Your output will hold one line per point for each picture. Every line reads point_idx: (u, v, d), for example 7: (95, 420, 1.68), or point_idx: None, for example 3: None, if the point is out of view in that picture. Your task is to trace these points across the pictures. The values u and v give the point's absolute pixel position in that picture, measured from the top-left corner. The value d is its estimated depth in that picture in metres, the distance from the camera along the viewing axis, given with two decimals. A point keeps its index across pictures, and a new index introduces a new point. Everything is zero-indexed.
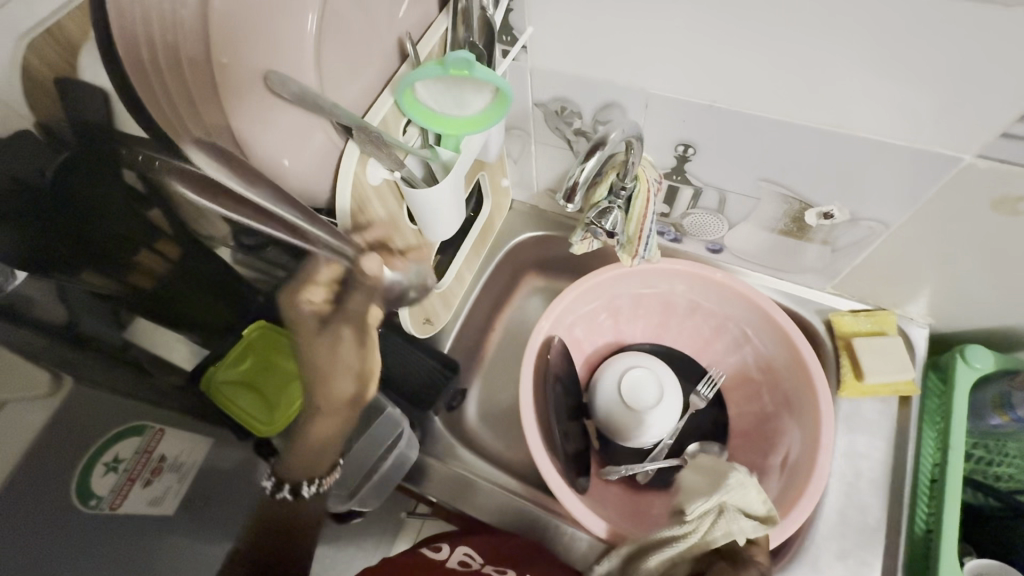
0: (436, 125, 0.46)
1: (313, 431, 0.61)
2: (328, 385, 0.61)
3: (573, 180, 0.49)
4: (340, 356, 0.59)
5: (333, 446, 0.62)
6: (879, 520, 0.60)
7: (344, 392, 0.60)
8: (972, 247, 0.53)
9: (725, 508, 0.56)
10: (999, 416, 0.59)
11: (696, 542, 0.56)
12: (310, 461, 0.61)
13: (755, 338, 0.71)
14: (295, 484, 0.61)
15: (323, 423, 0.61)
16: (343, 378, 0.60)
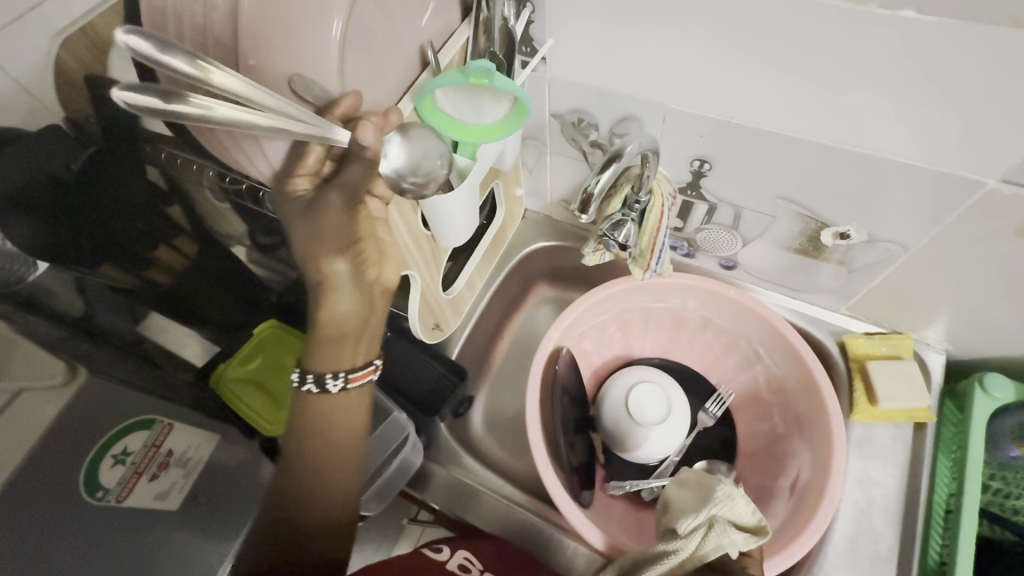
0: (453, 132, 0.46)
1: (325, 317, 0.47)
2: (318, 270, 0.46)
3: (588, 192, 0.49)
4: (330, 230, 0.45)
5: (347, 343, 0.48)
6: (891, 550, 0.58)
7: (335, 267, 0.46)
8: (992, 273, 0.52)
9: (715, 522, 0.52)
10: (1018, 447, 0.58)
11: (686, 559, 0.52)
12: (336, 348, 0.48)
13: (766, 357, 0.71)
14: (319, 375, 0.48)
15: (332, 306, 0.47)
16: (333, 256, 0.45)
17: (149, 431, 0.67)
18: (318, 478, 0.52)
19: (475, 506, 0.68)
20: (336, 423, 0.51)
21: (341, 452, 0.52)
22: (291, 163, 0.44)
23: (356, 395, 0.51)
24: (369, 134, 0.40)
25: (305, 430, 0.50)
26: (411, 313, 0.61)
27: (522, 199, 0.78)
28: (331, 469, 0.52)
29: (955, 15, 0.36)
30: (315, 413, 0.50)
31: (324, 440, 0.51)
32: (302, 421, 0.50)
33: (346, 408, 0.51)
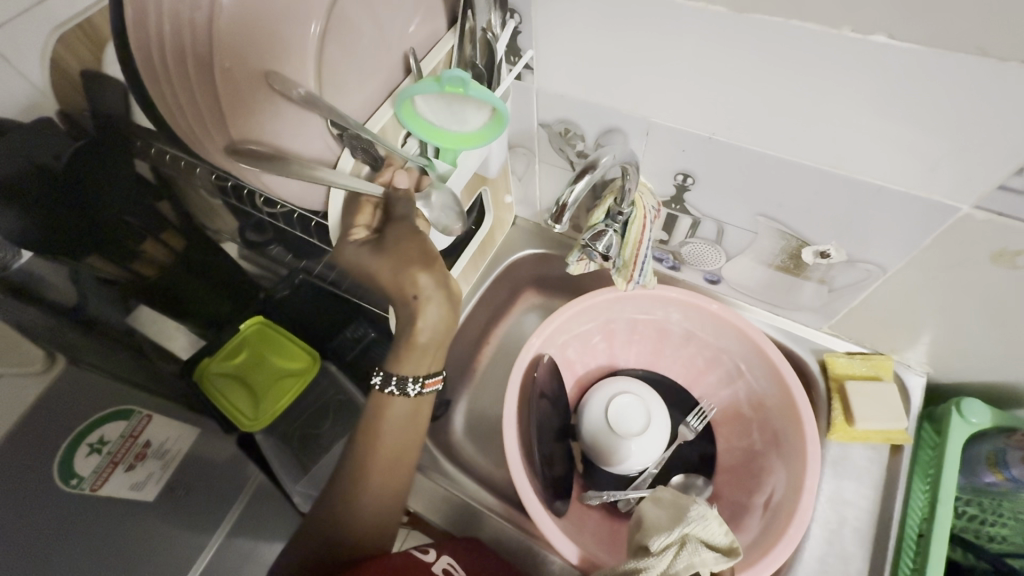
0: (433, 139, 0.48)
1: (415, 327, 0.50)
2: (408, 287, 0.49)
3: (561, 202, 0.48)
4: (408, 255, 0.48)
5: (427, 352, 0.51)
6: (861, 572, 0.57)
7: (418, 286, 0.49)
8: (970, 300, 0.52)
9: (687, 540, 0.52)
10: (993, 473, 0.57)
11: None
12: (421, 355, 0.51)
13: (748, 373, 0.71)
14: (400, 380, 0.51)
15: (418, 319, 0.50)
16: (415, 274, 0.48)
17: (126, 422, 0.65)
18: (384, 485, 0.53)
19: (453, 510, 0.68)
20: (408, 426, 0.53)
21: (406, 456, 0.54)
22: (348, 215, 0.49)
23: (426, 401, 0.54)
24: (404, 179, 0.49)
25: (375, 438, 0.52)
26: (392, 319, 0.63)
27: (512, 206, 0.79)
28: (394, 476, 0.54)
29: (929, 41, 0.36)
30: (388, 419, 0.52)
31: (396, 446, 0.53)
32: (372, 430, 0.53)
33: (417, 413, 0.54)
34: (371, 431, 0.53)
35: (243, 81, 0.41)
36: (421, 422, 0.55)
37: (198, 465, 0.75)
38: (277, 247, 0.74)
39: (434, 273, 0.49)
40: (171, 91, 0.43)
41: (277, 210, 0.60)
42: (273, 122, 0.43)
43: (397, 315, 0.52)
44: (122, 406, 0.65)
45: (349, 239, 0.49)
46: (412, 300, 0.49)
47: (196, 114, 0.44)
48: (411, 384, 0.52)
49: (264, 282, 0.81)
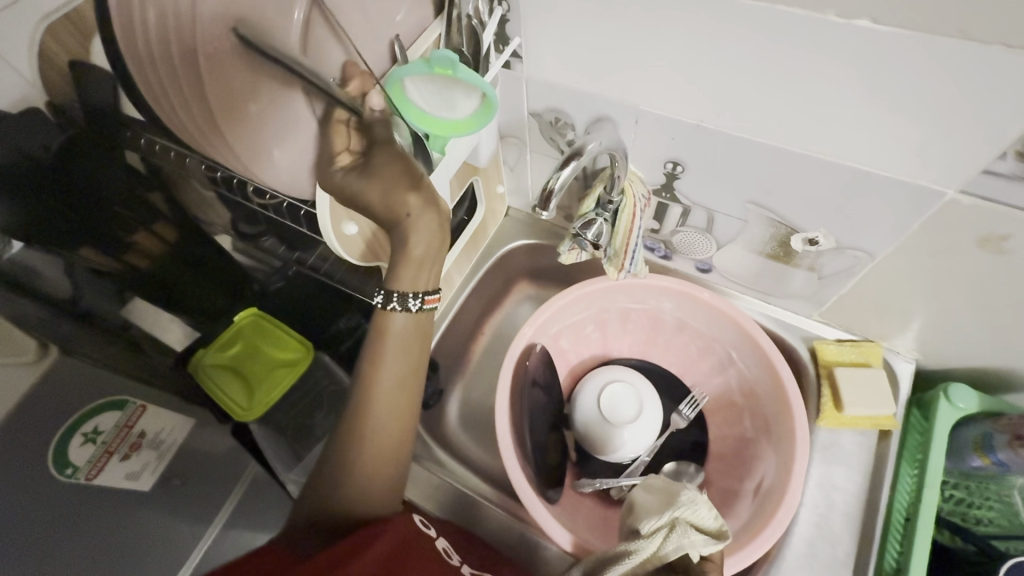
0: (422, 124, 0.47)
1: (409, 246, 0.48)
2: (398, 207, 0.46)
3: (549, 188, 0.47)
4: (392, 177, 0.45)
5: (423, 266, 0.49)
6: (849, 555, 0.58)
7: (401, 207, 0.46)
8: (960, 286, 0.52)
9: (677, 523, 0.53)
10: (980, 458, 0.57)
11: (648, 558, 0.52)
12: (415, 272, 0.49)
13: (739, 361, 0.71)
14: (402, 295, 0.49)
15: (407, 242, 0.48)
16: (403, 197, 0.46)
17: (120, 412, 0.66)
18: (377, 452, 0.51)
19: (445, 499, 0.68)
20: (411, 348, 0.51)
21: (403, 409, 0.51)
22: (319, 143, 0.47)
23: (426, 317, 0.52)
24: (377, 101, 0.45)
25: (377, 364, 0.50)
26: None
27: (505, 196, 0.80)
28: (387, 441, 0.51)
29: (910, 25, 0.36)
30: (391, 341, 0.50)
31: (398, 371, 0.50)
32: (373, 360, 0.50)
33: (420, 328, 0.51)
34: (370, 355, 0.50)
35: (232, 85, 0.43)
36: (417, 349, 0.52)
37: (194, 457, 0.76)
38: (270, 239, 0.76)
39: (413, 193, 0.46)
40: (155, 77, 0.44)
41: (268, 201, 0.60)
42: (256, 108, 0.44)
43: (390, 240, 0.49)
44: (114, 397, 0.64)
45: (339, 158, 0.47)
46: (404, 220, 0.46)
47: (179, 96, 0.45)
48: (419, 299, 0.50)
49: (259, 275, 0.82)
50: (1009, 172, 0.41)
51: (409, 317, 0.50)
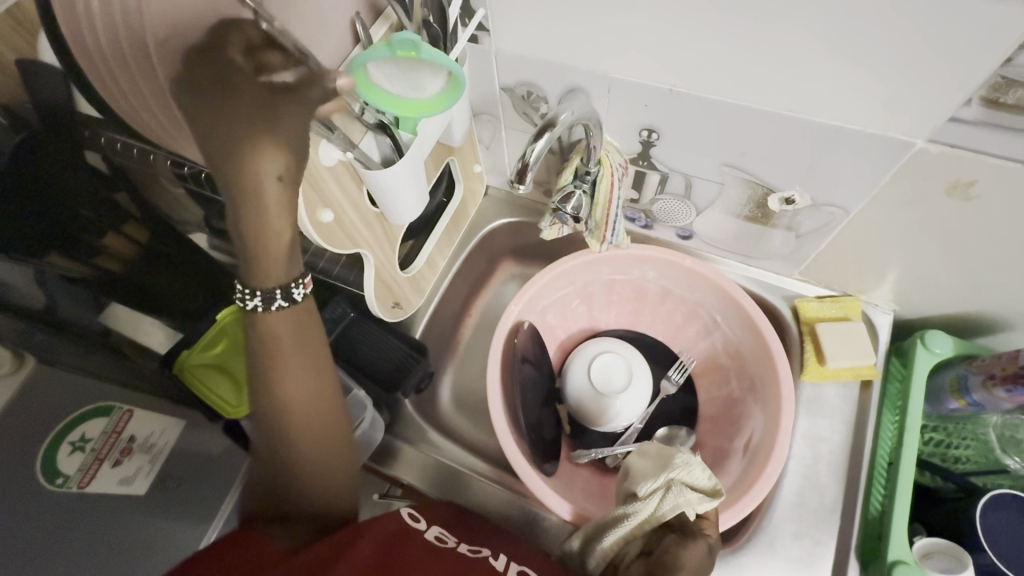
0: (391, 107, 0.45)
1: (261, 219, 0.42)
2: (253, 168, 0.40)
3: (523, 160, 0.47)
4: (260, 123, 0.39)
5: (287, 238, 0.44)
6: (835, 501, 0.59)
7: (270, 166, 0.40)
8: (932, 235, 0.54)
9: (672, 484, 0.55)
10: (956, 400, 0.58)
11: (644, 520, 0.54)
12: (281, 259, 0.45)
13: (723, 324, 0.72)
14: (283, 290, 0.46)
15: (264, 214, 0.42)
16: (262, 151, 0.39)
17: (107, 419, 0.67)
18: (316, 446, 0.51)
19: (442, 478, 0.69)
20: (301, 346, 0.48)
21: (315, 404, 0.50)
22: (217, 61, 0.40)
23: (309, 307, 0.49)
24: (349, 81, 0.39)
25: (276, 375, 0.48)
26: (366, 293, 0.61)
27: (482, 175, 0.79)
28: (324, 433, 0.51)
29: None
30: (278, 341, 0.47)
31: (298, 373, 0.48)
32: (268, 365, 0.47)
33: (306, 320, 0.48)
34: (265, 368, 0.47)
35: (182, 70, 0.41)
36: (316, 334, 0.50)
37: None
38: None
39: (281, 152, 0.40)
40: (107, 70, 0.43)
41: None
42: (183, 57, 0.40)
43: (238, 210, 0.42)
44: (97, 403, 0.66)
45: (255, 83, 0.39)
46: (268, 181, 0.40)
47: (137, 96, 0.45)
48: (298, 288, 0.47)
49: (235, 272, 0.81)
50: (976, 119, 0.41)
51: (293, 310, 0.47)
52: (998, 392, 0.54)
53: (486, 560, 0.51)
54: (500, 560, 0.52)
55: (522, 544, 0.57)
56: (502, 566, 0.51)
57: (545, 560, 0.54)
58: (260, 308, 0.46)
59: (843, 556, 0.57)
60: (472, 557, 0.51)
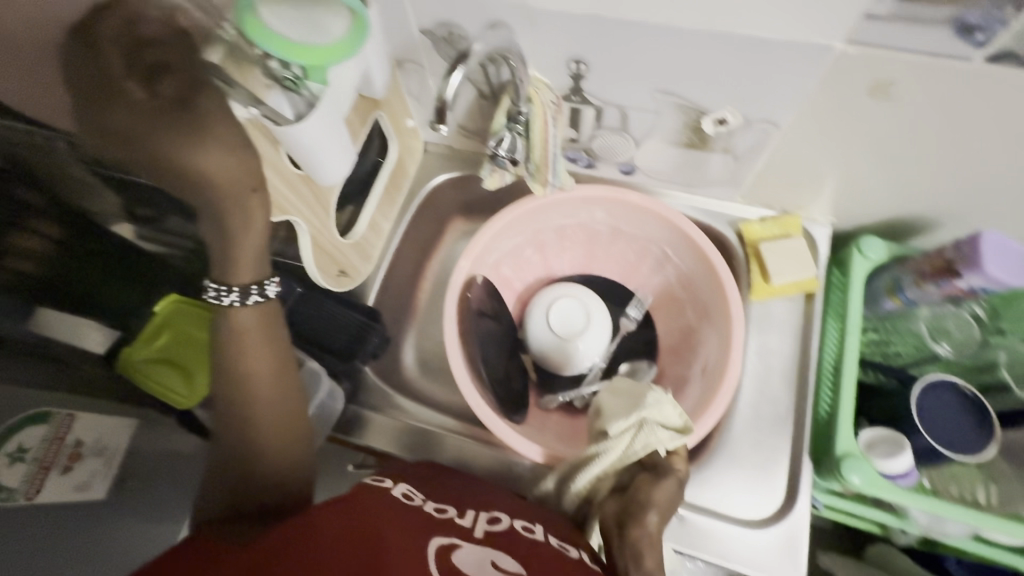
0: (295, 54, 0.42)
1: (242, 228, 0.46)
2: (225, 182, 0.44)
3: (441, 100, 0.44)
4: (224, 136, 0.42)
5: (262, 241, 0.49)
6: (788, 409, 0.62)
7: (242, 179, 0.44)
8: (858, 142, 0.55)
9: (645, 423, 0.56)
10: (891, 299, 0.61)
11: (617, 459, 0.55)
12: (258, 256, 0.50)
13: (674, 256, 0.73)
14: (243, 288, 0.50)
15: (246, 221, 0.46)
16: (224, 159, 0.43)
17: (46, 425, 0.62)
18: (276, 440, 0.53)
19: (412, 441, 0.69)
20: (266, 341, 0.53)
21: (286, 391, 0.54)
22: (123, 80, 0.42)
23: (271, 307, 0.53)
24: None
25: (245, 365, 0.52)
26: (306, 263, 0.59)
27: (417, 130, 0.76)
28: (285, 427, 0.54)
29: None
30: (246, 334, 0.52)
31: (268, 364, 0.53)
32: (238, 355, 0.52)
33: (266, 321, 0.53)
34: (233, 365, 0.52)
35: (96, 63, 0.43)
36: (280, 333, 0.54)
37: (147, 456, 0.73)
38: (170, 218, 0.70)
39: (244, 160, 0.43)
40: None
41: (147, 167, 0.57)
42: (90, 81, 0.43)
43: (220, 222, 0.47)
44: (34, 409, 0.61)
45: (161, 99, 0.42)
46: (246, 195, 0.45)
47: None
48: (269, 286, 0.52)
49: (175, 260, 0.75)
50: (890, 14, 0.41)
51: (259, 308, 0.52)
52: (930, 287, 0.56)
53: (454, 520, 0.48)
54: (468, 516, 0.49)
55: (500, 492, 0.57)
56: (470, 522, 0.48)
57: (524, 504, 0.55)
58: (234, 302, 0.50)
59: (797, 458, 0.60)
60: (438, 516, 0.48)
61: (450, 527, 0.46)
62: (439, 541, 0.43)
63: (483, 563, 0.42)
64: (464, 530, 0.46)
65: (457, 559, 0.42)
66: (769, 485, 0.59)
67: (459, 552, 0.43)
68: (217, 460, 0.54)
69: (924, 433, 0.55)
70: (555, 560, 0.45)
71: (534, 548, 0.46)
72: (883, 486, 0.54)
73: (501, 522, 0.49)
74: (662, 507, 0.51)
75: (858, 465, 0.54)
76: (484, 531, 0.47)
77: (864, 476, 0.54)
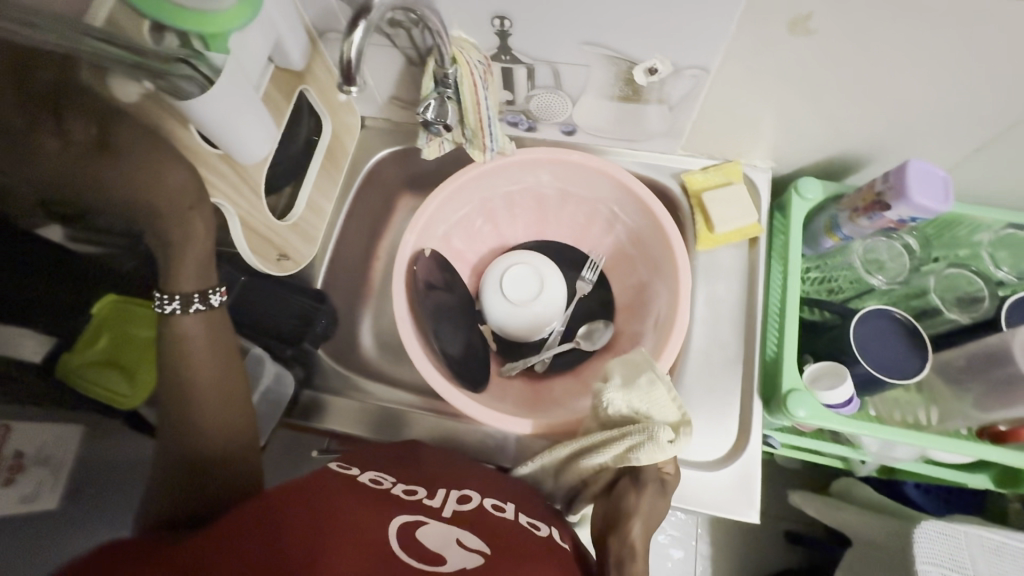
0: (215, 23, 0.41)
1: (182, 242, 0.51)
2: (164, 196, 0.48)
3: (345, 58, 0.43)
4: (150, 153, 0.46)
5: (205, 248, 0.52)
6: (737, 352, 0.64)
7: (181, 195, 0.48)
8: (785, 81, 0.55)
9: (653, 432, 0.51)
10: (830, 238, 0.62)
11: (614, 460, 0.54)
12: (201, 263, 0.52)
13: (622, 215, 0.73)
14: (187, 296, 0.51)
15: (188, 233, 0.50)
16: (165, 173, 0.47)
17: None
18: (218, 441, 0.52)
19: (373, 420, 0.68)
20: (215, 346, 0.53)
21: (233, 396, 0.53)
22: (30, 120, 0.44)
23: (221, 316, 0.54)
24: None
25: (189, 369, 0.51)
26: (239, 248, 0.57)
27: (352, 105, 0.74)
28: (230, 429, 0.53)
29: None
30: (190, 340, 0.52)
31: (213, 369, 0.52)
32: (180, 359, 0.51)
33: (214, 330, 0.53)
34: (175, 365, 0.51)
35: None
36: (228, 342, 0.54)
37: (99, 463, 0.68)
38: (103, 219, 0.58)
39: (185, 174, 0.48)
40: None
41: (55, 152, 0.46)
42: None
43: (161, 234, 0.51)
44: None
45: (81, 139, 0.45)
46: (184, 211, 0.49)
47: None
48: (213, 295, 0.53)
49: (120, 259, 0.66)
50: None
51: (204, 317, 0.52)
52: (863, 221, 0.57)
53: (422, 501, 0.48)
54: (438, 496, 0.49)
55: (474, 468, 0.57)
56: (439, 501, 0.48)
57: (497, 477, 0.56)
58: (177, 310, 0.51)
59: (748, 398, 0.62)
60: (407, 497, 0.47)
61: (418, 506, 0.46)
62: (404, 518, 0.43)
63: (448, 541, 0.42)
64: (432, 510, 0.46)
65: (422, 536, 0.42)
66: (723, 427, 0.61)
67: (425, 529, 0.43)
68: (161, 467, 0.52)
69: (862, 362, 0.57)
70: (522, 539, 0.45)
71: (504, 528, 0.46)
72: (827, 417, 0.56)
73: (471, 501, 0.49)
74: (644, 518, 0.52)
75: (804, 399, 0.56)
76: (453, 510, 0.47)
77: (810, 409, 0.56)
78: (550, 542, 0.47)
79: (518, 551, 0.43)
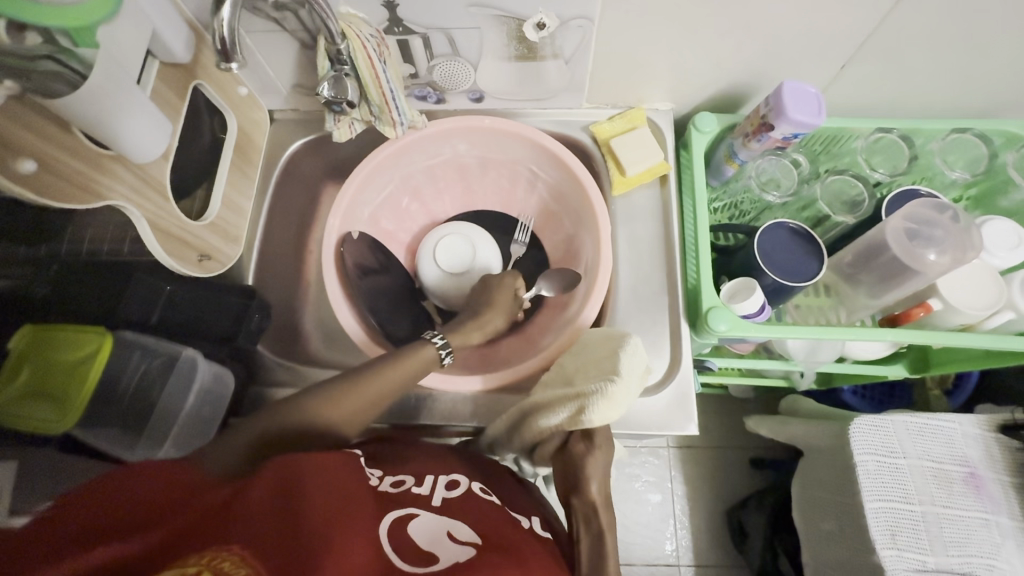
0: (77, 19, 0.41)
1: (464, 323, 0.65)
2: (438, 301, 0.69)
3: (220, 40, 0.43)
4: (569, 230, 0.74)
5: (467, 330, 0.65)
6: (661, 284, 0.67)
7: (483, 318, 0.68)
8: (664, 22, 0.59)
9: (609, 389, 0.52)
10: (730, 165, 0.67)
11: (566, 421, 0.54)
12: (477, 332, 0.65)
13: (541, 173, 0.75)
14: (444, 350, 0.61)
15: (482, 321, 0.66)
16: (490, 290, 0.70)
17: None
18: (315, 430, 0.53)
19: None
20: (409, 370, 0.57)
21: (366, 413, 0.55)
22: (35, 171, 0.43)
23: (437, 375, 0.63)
24: None
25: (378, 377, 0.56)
26: (152, 250, 0.56)
27: (257, 99, 0.73)
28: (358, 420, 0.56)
29: None
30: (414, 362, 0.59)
31: (386, 388, 0.56)
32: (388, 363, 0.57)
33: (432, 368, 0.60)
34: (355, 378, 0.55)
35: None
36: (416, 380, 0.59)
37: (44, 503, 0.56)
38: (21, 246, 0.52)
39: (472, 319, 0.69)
40: None
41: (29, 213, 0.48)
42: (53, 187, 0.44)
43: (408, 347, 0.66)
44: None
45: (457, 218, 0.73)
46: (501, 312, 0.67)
47: None
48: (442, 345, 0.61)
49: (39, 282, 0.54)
50: None
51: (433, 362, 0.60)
52: (753, 145, 0.62)
53: (411, 490, 0.49)
54: (426, 483, 0.51)
55: (440, 449, 0.58)
56: (428, 489, 0.50)
57: (476, 463, 0.58)
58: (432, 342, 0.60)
59: (675, 324, 0.66)
60: (395, 491, 0.48)
61: (407, 497, 0.48)
62: (395, 513, 0.44)
63: (439, 533, 0.43)
64: (422, 500, 0.48)
65: (412, 530, 0.43)
66: (657, 355, 0.65)
67: (416, 523, 0.44)
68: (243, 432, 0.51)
69: (769, 272, 0.61)
70: (511, 530, 0.46)
71: (499, 522, 0.47)
72: (747, 327, 0.60)
73: (459, 486, 0.52)
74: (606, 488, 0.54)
75: (723, 314, 0.60)
76: (442, 498, 0.49)
77: (730, 322, 0.60)
78: (532, 536, 0.48)
79: (506, 542, 0.44)
